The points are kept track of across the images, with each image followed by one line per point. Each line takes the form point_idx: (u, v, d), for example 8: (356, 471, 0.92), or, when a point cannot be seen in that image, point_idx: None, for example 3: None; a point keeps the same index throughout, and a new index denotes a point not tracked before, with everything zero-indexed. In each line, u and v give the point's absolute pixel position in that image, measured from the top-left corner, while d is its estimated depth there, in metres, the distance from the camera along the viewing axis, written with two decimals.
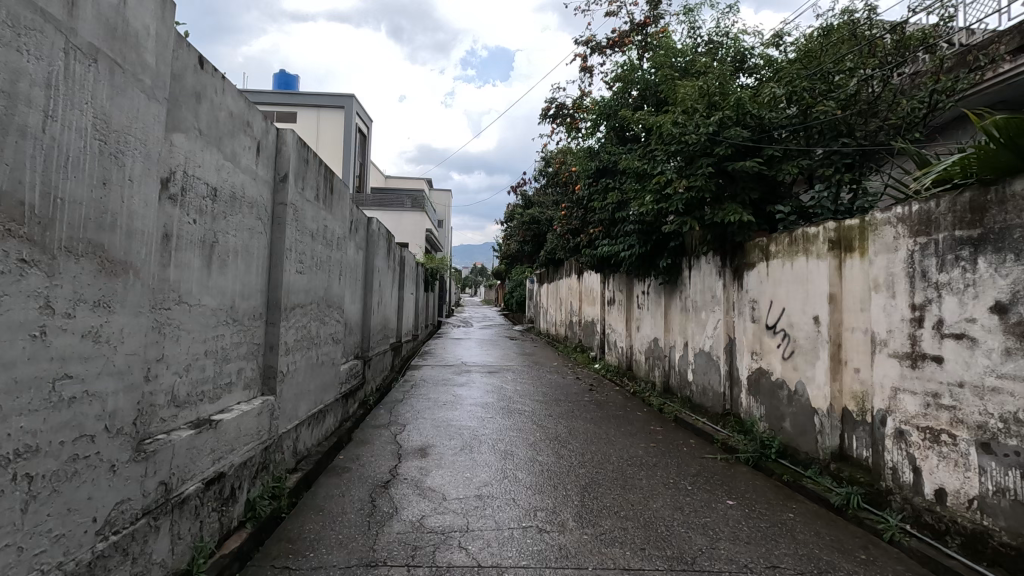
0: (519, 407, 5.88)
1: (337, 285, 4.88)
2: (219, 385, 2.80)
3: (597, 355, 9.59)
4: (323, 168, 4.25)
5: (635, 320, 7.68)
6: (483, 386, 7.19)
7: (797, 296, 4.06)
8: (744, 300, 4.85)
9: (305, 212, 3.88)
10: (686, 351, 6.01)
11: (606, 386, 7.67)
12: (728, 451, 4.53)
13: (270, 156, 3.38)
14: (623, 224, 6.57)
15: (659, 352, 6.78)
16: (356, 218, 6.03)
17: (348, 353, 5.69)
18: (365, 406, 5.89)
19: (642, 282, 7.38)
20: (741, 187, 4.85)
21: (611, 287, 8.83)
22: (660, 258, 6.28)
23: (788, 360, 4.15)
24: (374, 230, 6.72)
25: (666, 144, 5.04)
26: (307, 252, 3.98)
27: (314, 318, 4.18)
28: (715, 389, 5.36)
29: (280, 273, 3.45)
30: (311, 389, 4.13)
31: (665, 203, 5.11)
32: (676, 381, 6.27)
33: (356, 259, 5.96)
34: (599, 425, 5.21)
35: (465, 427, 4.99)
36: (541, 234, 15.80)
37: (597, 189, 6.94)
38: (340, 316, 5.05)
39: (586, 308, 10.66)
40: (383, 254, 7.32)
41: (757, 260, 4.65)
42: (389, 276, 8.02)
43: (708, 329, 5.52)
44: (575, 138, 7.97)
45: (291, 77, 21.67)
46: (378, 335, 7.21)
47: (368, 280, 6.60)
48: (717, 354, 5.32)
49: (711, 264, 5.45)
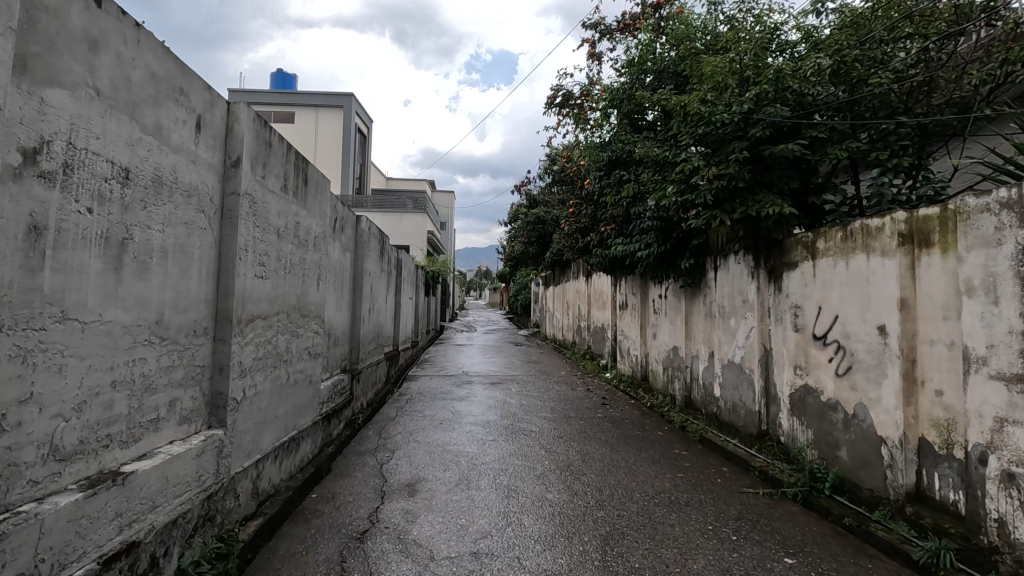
0: (524, 427, 5.24)
1: (315, 291, 4.26)
2: (139, 424, 2.18)
3: (608, 363, 8.95)
4: (292, 155, 3.63)
5: (651, 327, 7.03)
6: (485, 400, 6.54)
7: (856, 301, 3.41)
8: (784, 305, 4.19)
9: (268, 205, 3.25)
10: (711, 363, 5.37)
11: (619, 398, 7.02)
12: (769, 483, 3.87)
13: (217, 134, 2.76)
14: (639, 220, 5.94)
15: (679, 363, 6.13)
16: (342, 215, 5.42)
17: (332, 368, 5.08)
18: (350, 426, 5.27)
19: (659, 285, 6.74)
20: (779, 174, 4.20)
21: (623, 290, 8.19)
22: (681, 259, 5.64)
23: (844, 378, 3.49)
24: (364, 229, 6.09)
25: (691, 126, 4.39)
26: (272, 253, 3.35)
27: (282, 331, 3.56)
28: (747, 406, 4.70)
29: (232, 280, 2.82)
30: (279, 415, 3.51)
31: (690, 194, 4.48)
32: (699, 396, 5.62)
33: (341, 262, 5.35)
34: (616, 449, 4.56)
35: (462, 453, 4.35)
36: (547, 234, 15.19)
37: (609, 182, 6.30)
38: (320, 327, 4.43)
39: (596, 312, 10.03)
40: (375, 256, 6.72)
41: (800, 259, 4.01)
42: (384, 281, 7.41)
43: (738, 338, 4.87)
44: (585, 128, 7.34)
45: (291, 77, 21.20)
46: (370, 345, 6.59)
47: (357, 285, 5.99)
48: (750, 367, 4.66)
49: (741, 264, 4.80)
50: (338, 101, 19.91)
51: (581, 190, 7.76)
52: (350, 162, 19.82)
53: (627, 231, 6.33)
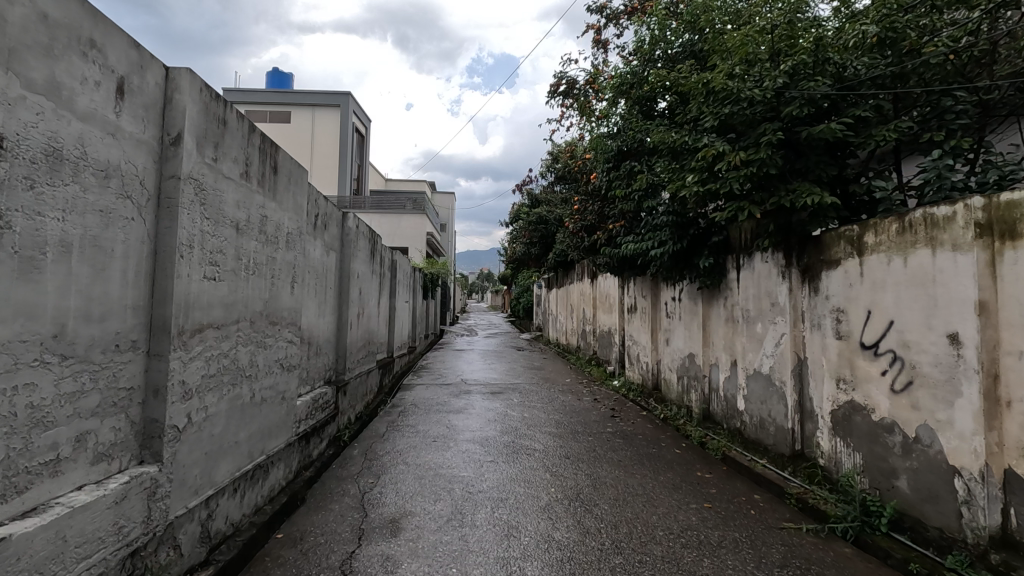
0: (525, 445, 4.72)
1: (289, 295, 3.77)
2: (25, 469, 1.68)
3: (615, 370, 8.44)
4: (257, 137, 3.13)
5: (664, 332, 6.54)
6: (484, 412, 6.02)
7: (918, 304, 2.89)
8: (823, 309, 3.68)
9: (223, 194, 2.75)
10: (734, 373, 4.85)
11: (629, 410, 6.51)
12: (810, 515, 3.35)
13: (151, 104, 2.26)
14: (654, 215, 5.43)
15: (696, 371, 5.63)
16: (325, 211, 4.92)
17: (312, 380, 4.59)
18: (334, 444, 4.78)
19: (672, 287, 6.24)
20: (815, 158, 3.69)
21: (632, 292, 7.68)
22: (698, 258, 5.14)
23: (903, 395, 2.97)
24: (351, 227, 5.59)
25: (716, 106, 3.88)
26: (229, 251, 2.84)
27: (244, 341, 3.05)
28: (776, 423, 4.19)
29: (171, 282, 2.32)
30: (240, 440, 3.01)
31: (713, 183, 3.97)
32: (720, 409, 5.12)
33: (323, 263, 4.84)
34: (631, 472, 4.04)
35: (457, 478, 3.83)
36: (550, 235, 14.67)
37: (618, 174, 5.78)
38: (295, 335, 3.93)
39: (602, 315, 9.52)
40: (365, 257, 6.23)
41: (842, 256, 3.49)
42: (375, 283, 6.92)
43: (766, 345, 4.35)
44: (591, 117, 6.82)
45: (286, 76, 20.76)
46: (359, 353, 6.10)
47: (342, 288, 5.50)
48: (780, 378, 4.14)
49: (769, 263, 4.29)
50: (335, 99, 19.46)
51: (586, 185, 7.26)
52: (347, 162, 19.38)
53: (640, 228, 5.82)
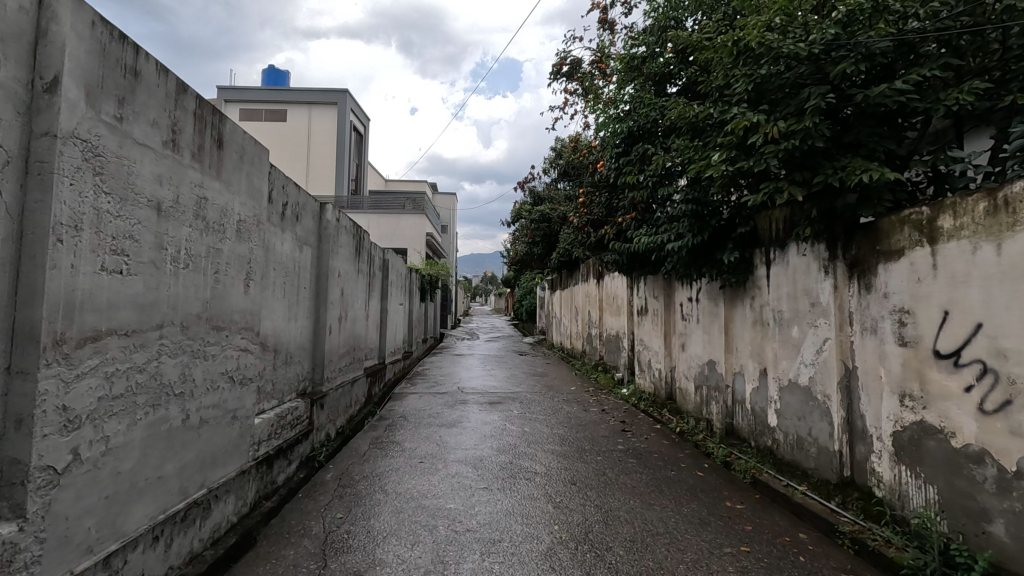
0: (525, 468, 4.12)
1: (242, 295, 3.18)
2: None
3: (623, 377, 7.85)
4: (189, 99, 2.54)
5: (679, 336, 5.93)
6: (480, 426, 5.41)
7: (1020, 303, 2.27)
8: (881, 309, 3.06)
9: (136, 165, 2.16)
10: (763, 384, 4.24)
11: (641, 422, 5.90)
12: (873, 563, 2.73)
13: (9, 36, 1.68)
14: (672, 204, 4.81)
15: (718, 380, 5.02)
16: (297, 200, 4.33)
17: (279, 393, 3.99)
18: (306, 466, 4.18)
19: (689, 287, 5.63)
20: (869, 129, 3.07)
21: (643, 292, 7.09)
22: (721, 252, 4.52)
23: (998, 418, 2.35)
24: (330, 220, 4.99)
25: (748, 68, 3.26)
26: (147, 238, 2.25)
27: (173, 351, 2.45)
28: (818, 443, 3.57)
29: (40, 275, 1.73)
30: (165, 475, 2.41)
31: (744, 161, 3.35)
32: (746, 424, 4.50)
33: (292, 258, 4.24)
34: (650, 503, 3.42)
35: (442, 513, 3.22)
36: (553, 234, 14.08)
37: (629, 159, 5.17)
38: (252, 343, 3.34)
39: (609, 318, 8.92)
40: (348, 255, 5.64)
41: (906, 245, 2.88)
42: (362, 284, 6.33)
43: (803, 352, 3.73)
44: (598, 100, 6.21)
45: (282, 73, 20.26)
46: (342, 360, 5.50)
47: (319, 288, 4.90)
48: (823, 391, 3.52)
49: (807, 256, 3.68)
50: (332, 97, 18.93)
51: (592, 175, 6.64)
52: (344, 162, 18.85)
53: (655, 219, 5.21)
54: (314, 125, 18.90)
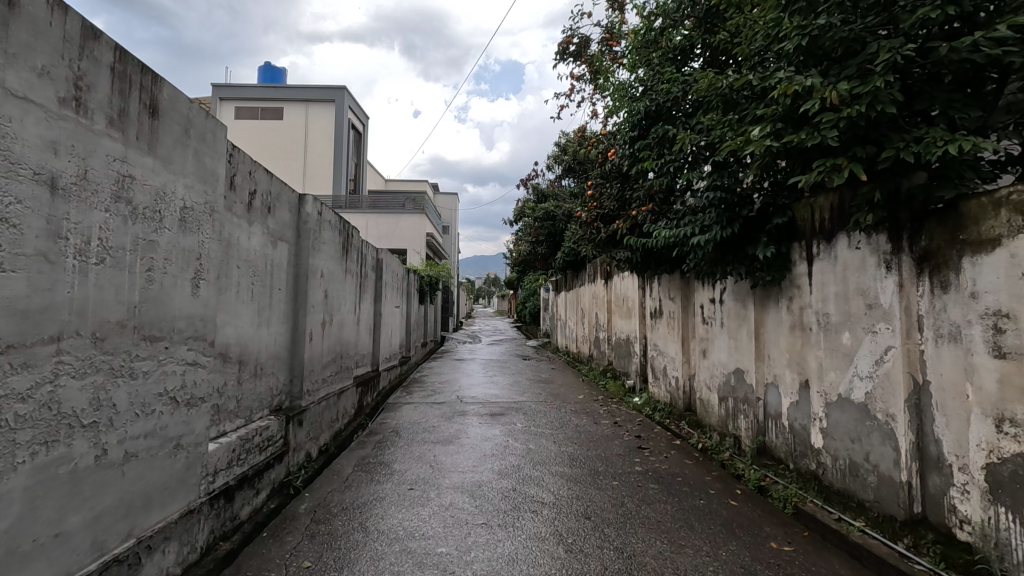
0: (530, 496, 3.57)
1: (191, 299, 2.64)
2: None
3: (635, 385, 7.30)
4: (103, 49, 2.01)
5: (699, 342, 5.38)
6: (480, 443, 4.86)
7: None
8: (966, 313, 2.51)
9: (9, 126, 1.63)
10: (804, 398, 3.69)
11: (658, 436, 5.35)
12: None
13: None
14: (695, 192, 4.26)
15: (747, 392, 4.47)
16: (269, 189, 3.79)
17: (245, 411, 3.45)
18: (279, 494, 3.65)
19: (711, 287, 5.08)
20: (948, 92, 2.52)
21: (657, 294, 6.54)
22: (752, 246, 3.97)
23: None
24: (310, 213, 4.45)
25: (800, 21, 2.70)
26: (33, 224, 1.72)
27: (79, 370, 1.91)
28: (878, 471, 3.02)
29: None
30: (69, 529, 1.88)
31: (793, 134, 2.80)
32: (782, 443, 3.95)
33: (262, 254, 3.71)
34: (682, 546, 2.87)
35: (433, 560, 2.67)
36: (557, 233, 13.54)
37: (646, 144, 4.61)
38: (206, 355, 2.80)
39: (618, 321, 8.38)
40: (334, 252, 5.10)
41: (1003, 233, 2.32)
42: (350, 285, 5.80)
43: (857, 363, 3.18)
44: (609, 81, 5.65)
45: (279, 71, 19.79)
46: (326, 369, 4.95)
47: (298, 288, 4.37)
48: (886, 410, 2.96)
49: (861, 250, 3.13)
50: (329, 94, 18.44)
51: (602, 165, 6.09)
52: (342, 161, 18.37)
53: (674, 210, 4.65)
54: (311, 123, 18.43)
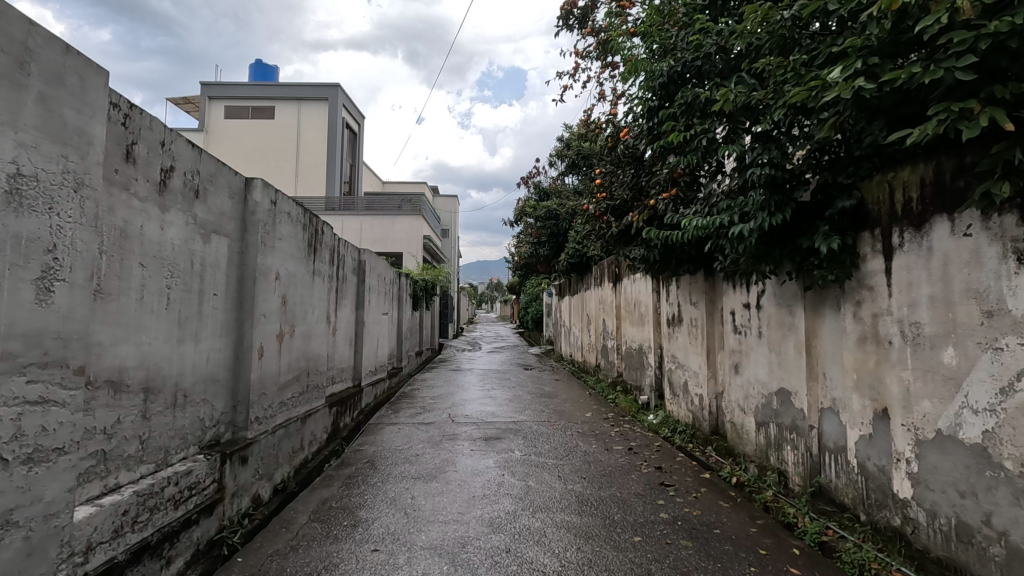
0: (527, 562, 2.75)
1: (33, 308, 1.83)
2: None
3: (650, 401, 6.48)
4: None
5: (730, 355, 4.57)
6: (470, 479, 4.05)
7: None
8: None
9: None
10: (881, 431, 2.87)
11: (683, 467, 4.52)
12: None
13: None
14: (734, 171, 3.45)
15: (794, 418, 3.65)
16: (196, 168, 3.00)
17: (156, 453, 2.65)
18: (206, 558, 2.83)
19: (746, 291, 4.27)
20: None
21: (675, 298, 5.74)
22: (806, 236, 3.16)
23: None
24: (260, 201, 3.64)
25: None
26: None
27: None
28: (1005, 541, 2.19)
29: None
30: None
31: (895, 70, 1.99)
32: (849, 487, 3.12)
33: (186, 250, 2.91)
34: None
35: None
36: (559, 234, 12.76)
37: (670, 114, 3.82)
38: (70, 388, 1.98)
39: (628, 328, 7.59)
40: (296, 251, 4.30)
41: None
42: (320, 289, 5.00)
43: (967, 391, 2.35)
44: (621, 49, 4.85)
45: (270, 69, 19.12)
46: (284, 391, 4.13)
47: (244, 294, 3.56)
48: (1019, 458, 2.14)
49: (973, 237, 2.32)
50: (321, 92, 17.73)
51: (610, 151, 5.31)
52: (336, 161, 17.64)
53: (706, 196, 3.86)
54: (304, 122, 17.72)
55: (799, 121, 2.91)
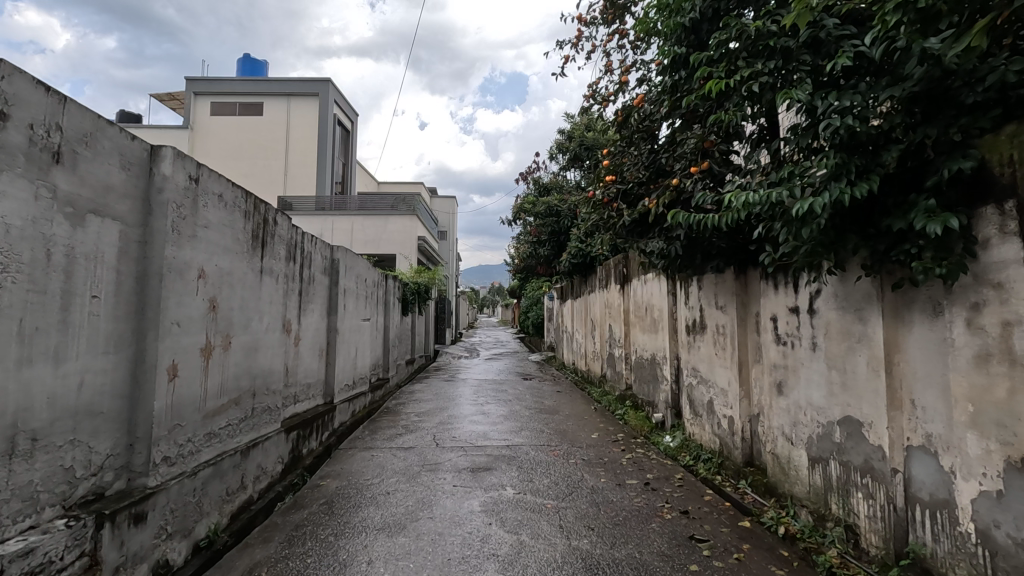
0: None
1: None
2: None
3: (666, 420, 5.62)
4: None
5: (771, 372, 3.71)
6: (448, 531, 3.20)
7: None
8: None
9: None
10: (1019, 489, 2.01)
11: (715, 510, 3.65)
12: None
13: None
14: (792, 130, 2.61)
15: (867, 457, 2.79)
16: (57, 121, 2.17)
17: None
18: None
19: (793, 292, 3.42)
20: None
21: (696, 300, 4.88)
22: (896, 215, 2.31)
23: None
24: (172, 175, 2.80)
25: None
26: None
27: None
28: None
29: None
30: None
31: None
32: (962, 561, 2.26)
33: (34, 234, 2.08)
34: None
35: None
36: (561, 233, 11.93)
37: (705, 60, 2.96)
38: None
39: (638, 334, 6.74)
40: (233, 242, 3.46)
41: None
42: (273, 291, 4.16)
43: None
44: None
45: (260, 64, 18.39)
46: (215, 419, 3.27)
47: (148, 296, 2.71)
48: None
49: None
50: (312, 87, 16.97)
51: (618, 130, 4.50)
52: (327, 159, 16.85)
53: (749, 169, 3.02)
54: (293, 118, 16.96)
55: (899, 47, 2.06)
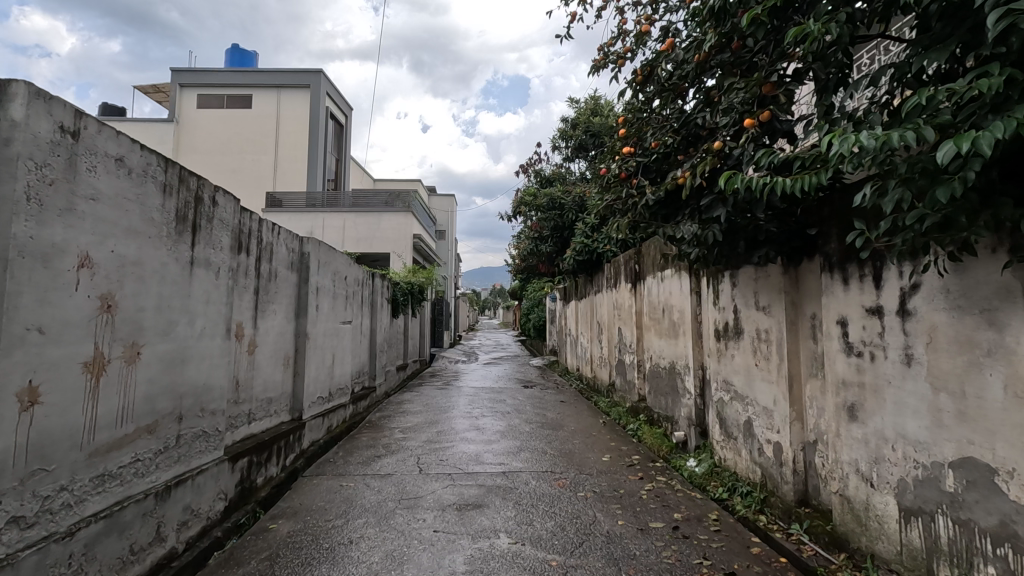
0: None
1: None
2: None
3: (689, 441, 4.82)
4: None
5: (837, 390, 2.90)
6: None
7: None
8: None
9: None
10: None
11: (769, 568, 2.83)
12: None
13: None
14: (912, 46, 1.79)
15: (1004, 518, 1.98)
16: None
17: None
18: None
19: (872, 288, 2.61)
20: None
21: (729, 300, 4.08)
22: None
23: None
24: (30, 121, 2.01)
25: None
26: None
27: None
28: None
29: None
30: None
31: None
32: None
33: None
34: None
35: None
36: (564, 229, 11.14)
37: None
38: None
39: (653, 338, 5.93)
40: (144, 223, 2.66)
41: None
42: (212, 287, 3.36)
43: None
44: None
45: (250, 56, 17.68)
46: (110, 456, 2.46)
47: None
48: None
49: None
50: (303, 79, 16.23)
51: (638, 91, 3.70)
52: (319, 153, 16.09)
53: (830, 115, 2.22)
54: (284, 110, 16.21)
55: None
